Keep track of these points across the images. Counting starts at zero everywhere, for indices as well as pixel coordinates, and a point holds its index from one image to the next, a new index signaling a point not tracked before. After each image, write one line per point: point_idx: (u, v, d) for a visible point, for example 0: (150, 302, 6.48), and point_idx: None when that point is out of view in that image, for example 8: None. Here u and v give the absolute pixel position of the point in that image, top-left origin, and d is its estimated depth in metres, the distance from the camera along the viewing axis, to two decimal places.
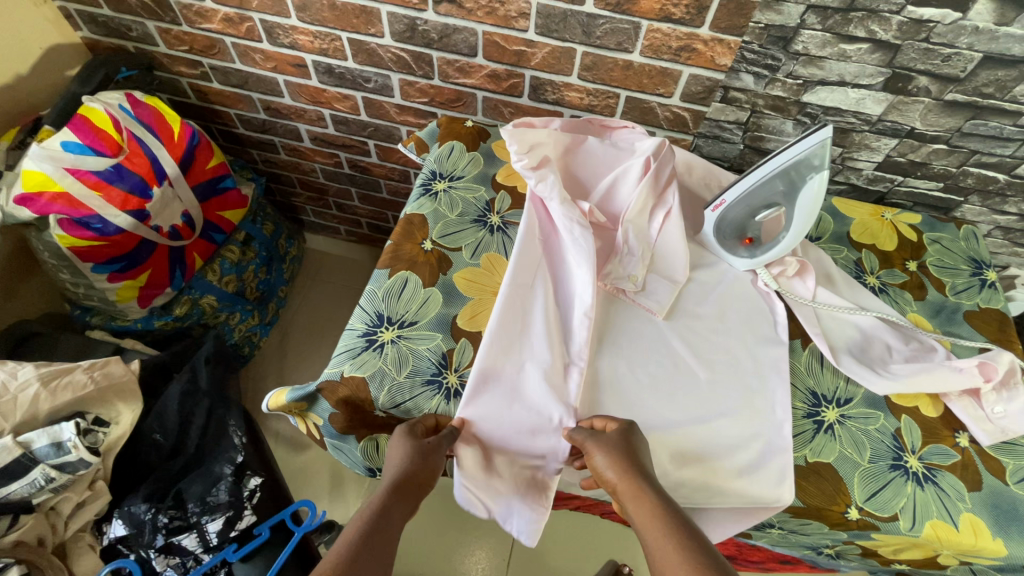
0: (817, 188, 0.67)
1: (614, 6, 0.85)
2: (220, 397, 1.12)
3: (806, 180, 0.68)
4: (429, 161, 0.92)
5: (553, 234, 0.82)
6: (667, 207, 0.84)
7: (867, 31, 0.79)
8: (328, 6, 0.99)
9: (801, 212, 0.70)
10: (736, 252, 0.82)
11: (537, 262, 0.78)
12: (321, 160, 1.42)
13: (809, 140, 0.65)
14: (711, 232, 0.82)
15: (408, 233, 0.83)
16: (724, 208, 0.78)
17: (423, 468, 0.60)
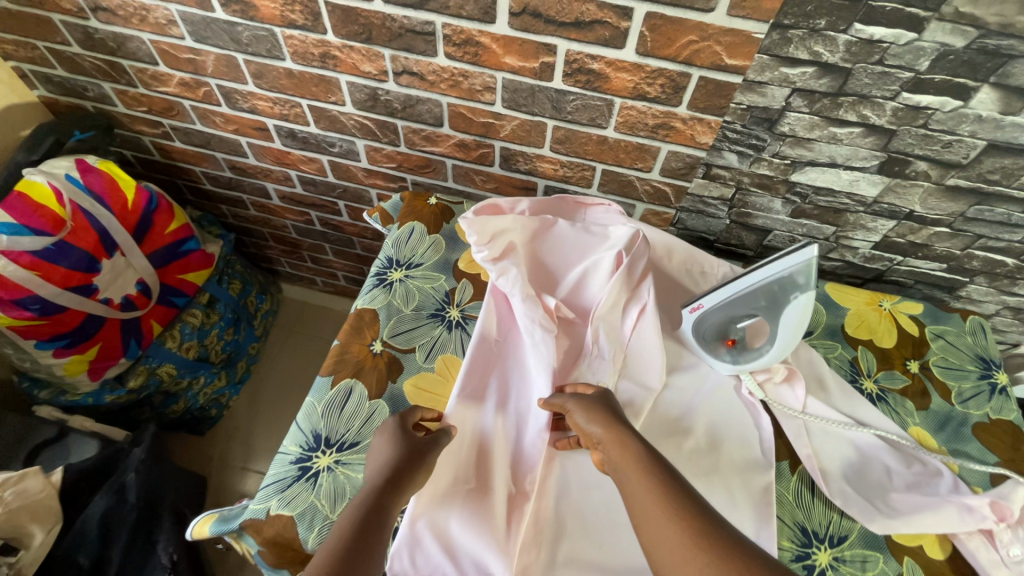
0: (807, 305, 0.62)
1: (585, 83, 0.79)
2: (150, 508, 1.06)
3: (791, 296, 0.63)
4: (387, 245, 0.86)
5: (513, 331, 0.77)
6: (642, 302, 0.77)
7: (858, 115, 0.72)
8: (286, 73, 0.93)
9: (786, 328, 0.63)
10: (717, 355, 0.74)
11: (492, 362, 0.74)
12: (291, 217, 1.36)
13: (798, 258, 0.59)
14: (688, 331, 0.75)
15: (357, 330, 0.76)
16: (703, 311, 0.71)
17: (409, 461, 0.59)
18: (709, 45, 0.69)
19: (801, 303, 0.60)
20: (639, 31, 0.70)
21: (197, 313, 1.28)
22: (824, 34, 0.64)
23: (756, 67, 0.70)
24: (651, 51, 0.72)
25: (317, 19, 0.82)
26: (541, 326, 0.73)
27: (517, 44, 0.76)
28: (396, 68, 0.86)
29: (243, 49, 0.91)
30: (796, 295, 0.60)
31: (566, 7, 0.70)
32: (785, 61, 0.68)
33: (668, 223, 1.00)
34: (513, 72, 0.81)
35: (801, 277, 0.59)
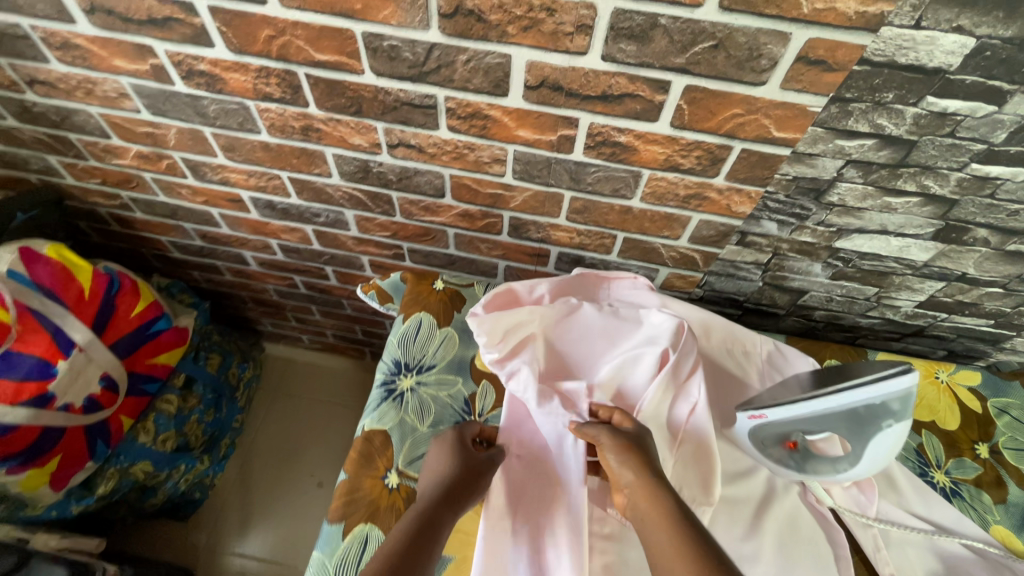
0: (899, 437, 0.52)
1: (609, 155, 0.70)
2: None
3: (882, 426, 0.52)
4: (392, 342, 0.76)
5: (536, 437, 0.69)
6: (691, 402, 0.69)
7: (918, 185, 0.65)
8: (262, 146, 0.82)
9: (876, 455, 0.54)
10: (779, 461, 0.66)
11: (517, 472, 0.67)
12: (272, 281, 1.24)
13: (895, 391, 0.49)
14: (747, 435, 0.67)
15: (368, 460, 0.67)
16: (766, 421, 0.62)
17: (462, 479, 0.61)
18: (755, 119, 0.61)
19: (897, 431, 0.51)
20: (676, 104, 0.61)
21: (173, 398, 1.15)
22: (891, 107, 0.56)
23: (807, 139, 0.62)
24: (688, 124, 0.63)
25: (297, 92, 0.70)
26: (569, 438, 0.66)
27: (533, 117, 0.67)
28: (390, 140, 0.75)
29: (210, 122, 0.79)
30: (889, 422, 0.51)
31: (591, 80, 0.60)
32: (842, 134, 0.60)
33: (694, 285, 0.92)
34: (526, 145, 0.71)
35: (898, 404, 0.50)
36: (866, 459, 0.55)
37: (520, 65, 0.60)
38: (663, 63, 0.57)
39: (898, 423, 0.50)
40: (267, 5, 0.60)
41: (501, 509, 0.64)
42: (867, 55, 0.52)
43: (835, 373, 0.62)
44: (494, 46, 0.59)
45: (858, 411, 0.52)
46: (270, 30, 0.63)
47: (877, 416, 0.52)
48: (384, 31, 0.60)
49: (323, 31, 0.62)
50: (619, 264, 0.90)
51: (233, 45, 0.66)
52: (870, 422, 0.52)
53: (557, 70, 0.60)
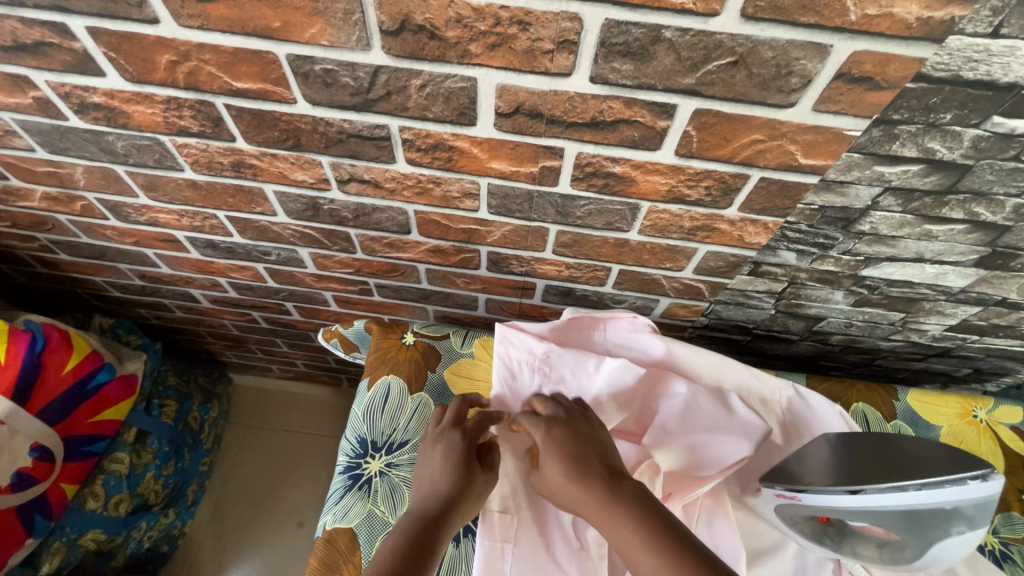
0: (971, 539, 0.45)
1: (601, 188, 0.58)
2: None
3: (949, 530, 0.45)
4: (356, 414, 0.64)
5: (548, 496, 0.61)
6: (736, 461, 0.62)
7: (966, 212, 0.55)
8: (189, 185, 0.69)
9: (941, 559, 0.47)
10: (818, 541, 0.56)
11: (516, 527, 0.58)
12: (229, 317, 1.11)
13: (965, 489, 0.43)
14: (772, 513, 0.58)
15: (330, 568, 0.55)
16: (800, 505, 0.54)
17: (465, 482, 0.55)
18: (780, 145, 0.50)
19: (969, 538, 0.45)
20: (683, 130, 0.50)
21: (124, 456, 1.02)
22: (947, 128, 0.46)
23: (840, 166, 0.51)
24: (697, 152, 0.52)
25: (219, 125, 0.57)
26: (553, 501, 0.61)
27: (508, 148, 0.55)
28: (339, 175, 0.63)
29: (122, 160, 0.65)
30: (960, 529, 0.45)
31: (578, 105, 0.49)
32: (884, 159, 0.50)
33: (698, 314, 0.82)
34: (502, 178, 0.59)
35: (972, 511, 0.43)
36: (922, 560, 0.49)
37: (489, 90, 0.48)
38: (667, 84, 0.45)
39: (971, 531, 0.44)
40: (161, 25, 0.47)
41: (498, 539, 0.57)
42: (926, 69, 0.41)
43: (882, 448, 0.52)
44: (455, 69, 0.47)
45: (922, 514, 0.45)
46: (172, 55, 0.50)
47: (944, 521, 0.45)
48: (314, 53, 0.47)
49: (238, 55, 0.49)
50: (614, 296, 0.80)
51: (129, 74, 0.52)
52: (937, 528, 0.45)
53: (534, 94, 0.48)
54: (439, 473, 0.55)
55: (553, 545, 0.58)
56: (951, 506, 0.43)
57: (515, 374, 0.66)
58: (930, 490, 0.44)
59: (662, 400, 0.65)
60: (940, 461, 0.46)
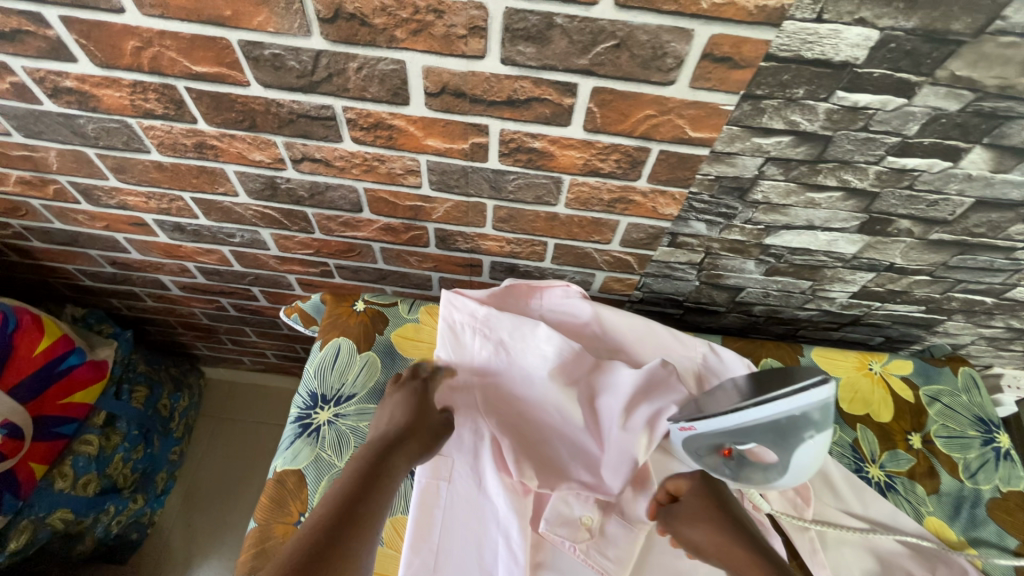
0: (823, 445, 0.51)
1: (526, 162, 0.66)
2: None
3: (803, 437, 0.52)
4: (308, 372, 0.70)
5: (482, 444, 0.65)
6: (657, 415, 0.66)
7: (838, 180, 0.63)
8: (155, 167, 0.75)
9: (800, 466, 0.54)
10: (716, 470, 0.62)
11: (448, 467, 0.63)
12: (198, 305, 1.16)
13: (808, 398, 0.50)
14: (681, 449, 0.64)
15: (279, 504, 0.60)
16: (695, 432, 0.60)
17: (422, 432, 0.63)
18: (669, 119, 0.58)
19: (820, 441, 0.51)
20: (587, 107, 0.58)
21: (93, 438, 1.06)
22: (803, 103, 0.54)
23: (724, 138, 0.60)
24: (602, 127, 0.60)
25: (181, 107, 0.64)
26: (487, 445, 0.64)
27: (440, 126, 0.62)
28: (293, 155, 0.70)
29: (92, 142, 0.71)
30: (811, 433, 0.51)
31: (494, 85, 0.56)
32: (758, 131, 0.58)
33: (632, 287, 0.90)
34: (438, 154, 0.66)
35: (819, 414, 0.50)
36: (787, 472, 0.55)
37: (416, 72, 0.56)
38: (566, 65, 0.53)
39: (819, 434, 0.51)
40: (127, 14, 0.54)
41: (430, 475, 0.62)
42: (772, 50, 0.50)
43: (779, 377, 0.58)
44: (385, 52, 0.54)
45: (782, 423, 0.52)
46: (136, 41, 0.56)
47: (798, 426, 0.52)
48: (262, 39, 0.54)
49: (195, 41, 0.56)
50: (554, 270, 0.87)
51: (98, 59, 0.59)
52: (793, 434, 0.52)
53: (456, 75, 0.56)
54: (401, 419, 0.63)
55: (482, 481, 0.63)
56: (798, 412, 0.50)
57: (459, 337, 0.70)
58: (777, 398, 0.51)
59: (594, 365, 0.70)
60: (802, 379, 0.53)
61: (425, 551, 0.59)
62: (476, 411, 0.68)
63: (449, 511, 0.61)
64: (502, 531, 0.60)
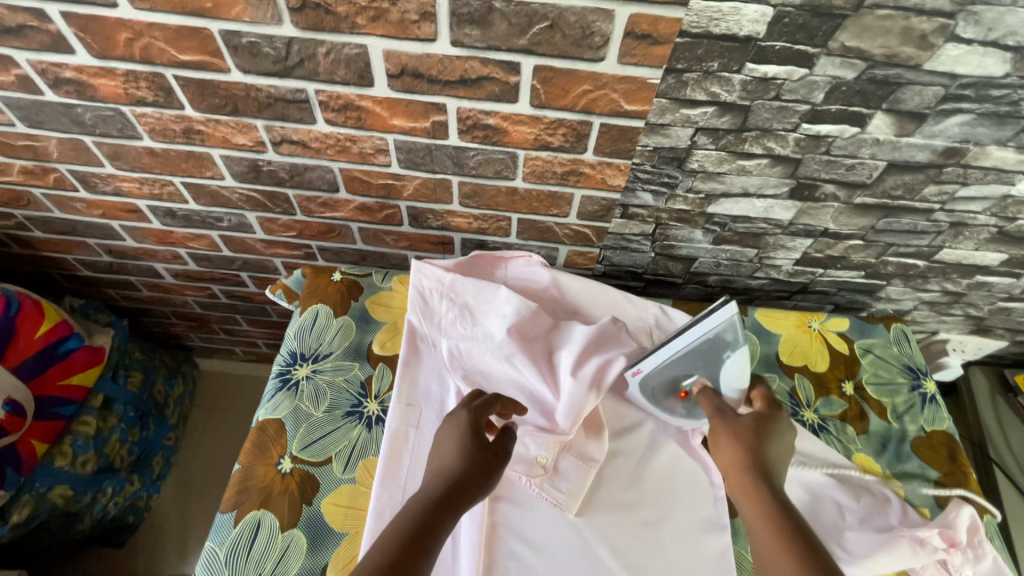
0: (742, 358, 0.66)
1: (483, 139, 0.73)
2: None
3: (726, 354, 0.66)
4: (289, 335, 0.76)
5: (445, 399, 0.72)
6: (608, 366, 0.72)
7: (763, 147, 0.70)
8: (147, 152, 0.81)
9: (728, 386, 0.68)
10: (670, 411, 0.71)
11: (414, 416, 0.69)
12: (191, 293, 1.22)
13: (722, 320, 0.63)
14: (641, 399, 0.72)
15: (261, 449, 0.66)
16: (643, 375, 0.69)
17: (476, 475, 0.56)
18: (605, 93, 0.65)
19: (738, 355, 0.66)
20: (531, 84, 0.65)
21: (91, 419, 1.11)
22: (719, 75, 0.61)
23: (656, 110, 0.67)
24: (546, 103, 0.67)
25: (169, 94, 0.71)
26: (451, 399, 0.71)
27: (403, 106, 0.69)
28: (273, 137, 0.77)
29: (89, 130, 0.78)
30: (728, 352, 0.66)
31: (447, 65, 0.63)
32: (685, 103, 0.65)
33: (594, 261, 0.96)
34: (404, 133, 0.73)
35: (730, 335, 0.64)
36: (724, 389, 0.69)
37: (378, 55, 0.63)
38: (508, 45, 0.60)
39: (738, 347, 0.65)
40: (120, 8, 0.61)
41: (398, 422, 0.68)
42: (685, 27, 0.57)
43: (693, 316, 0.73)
44: (349, 38, 0.62)
45: (708, 347, 0.66)
46: (129, 33, 0.63)
47: (718, 349, 0.66)
48: (240, 28, 0.62)
49: (181, 32, 0.63)
50: (520, 246, 0.94)
51: (95, 51, 0.66)
52: (718, 354, 0.66)
53: (413, 58, 0.63)
54: (452, 458, 0.57)
55: None
56: (719, 333, 0.64)
57: (428, 301, 0.77)
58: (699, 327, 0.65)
59: (552, 326, 0.77)
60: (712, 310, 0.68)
61: (393, 486, 0.64)
62: (442, 367, 0.74)
63: (415, 454, 0.66)
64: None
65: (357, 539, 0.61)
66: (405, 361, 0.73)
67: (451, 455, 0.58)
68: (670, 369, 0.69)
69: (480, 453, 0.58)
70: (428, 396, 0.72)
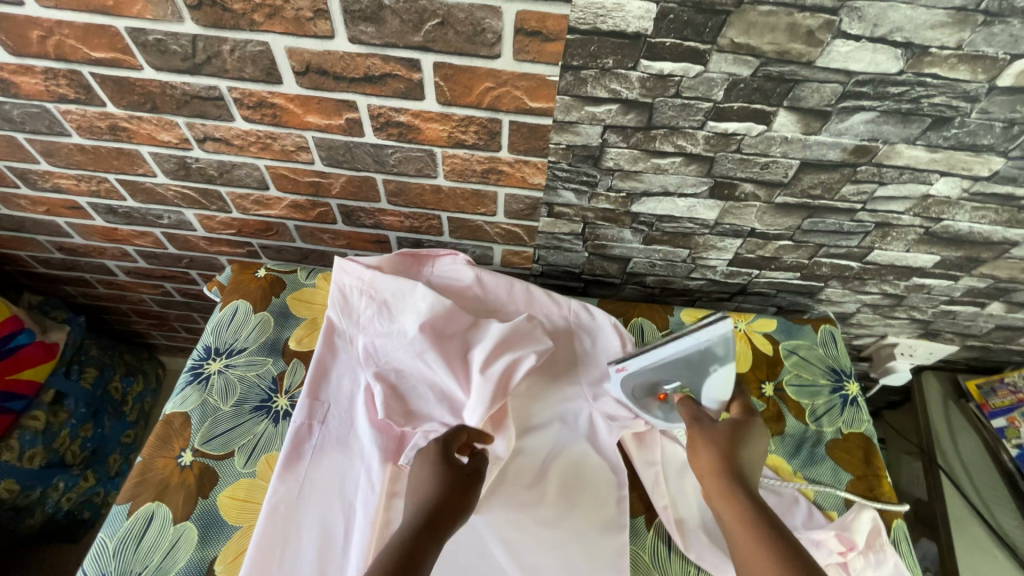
0: (725, 373, 0.63)
1: (398, 136, 0.73)
2: None
3: (711, 367, 0.64)
4: (206, 330, 0.77)
5: (355, 396, 0.72)
6: (517, 365, 0.72)
7: (675, 145, 0.70)
8: (78, 149, 0.83)
9: (708, 398, 0.66)
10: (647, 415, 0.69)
11: (321, 412, 0.70)
12: (146, 290, 1.23)
13: (713, 331, 0.61)
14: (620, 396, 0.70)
15: (163, 441, 0.67)
16: (628, 373, 0.67)
17: (455, 493, 0.57)
18: (507, 91, 0.65)
19: (723, 370, 0.63)
20: (434, 81, 0.65)
21: (41, 414, 1.13)
22: (616, 72, 0.62)
23: (561, 108, 0.67)
24: (453, 100, 0.67)
25: (89, 91, 0.72)
26: (360, 396, 0.71)
27: (315, 103, 0.70)
28: (196, 135, 0.78)
29: (19, 127, 0.80)
30: (717, 366, 0.63)
31: (350, 63, 0.64)
32: (588, 100, 0.65)
33: (530, 261, 0.96)
34: (321, 130, 0.74)
35: (721, 349, 0.62)
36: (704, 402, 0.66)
37: (281, 52, 0.64)
38: (404, 42, 0.61)
39: (722, 364, 0.63)
40: (26, 6, 0.62)
41: (303, 417, 0.69)
42: (573, 24, 0.57)
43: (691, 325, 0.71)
44: (249, 35, 0.62)
45: (694, 358, 0.64)
46: (40, 31, 0.65)
47: (706, 362, 0.63)
48: (144, 26, 0.63)
49: (89, 29, 0.64)
50: (455, 244, 0.94)
51: (11, 48, 0.67)
52: (703, 366, 0.64)
53: (315, 55, 0.64)
54: (429, 483, 0.58)
55: (352, 424, 0.70)
56: (705, 345, 0.62)
57: (347, 298, 0.77)
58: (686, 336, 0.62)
59: (469, 323, 0.76)
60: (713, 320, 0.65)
61: (291, 481, 0.64)
62: (355, 363, 0.74)
63: (318, 450, 0.67)
64: (364, 466, 0.66)
65: (248, 532, 0.62)
66: (319, 357, 0.73)
67: (426, 484, 0.58)
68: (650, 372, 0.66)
69: (455, 475, 0.59)
70: (338, 392, 0.72)
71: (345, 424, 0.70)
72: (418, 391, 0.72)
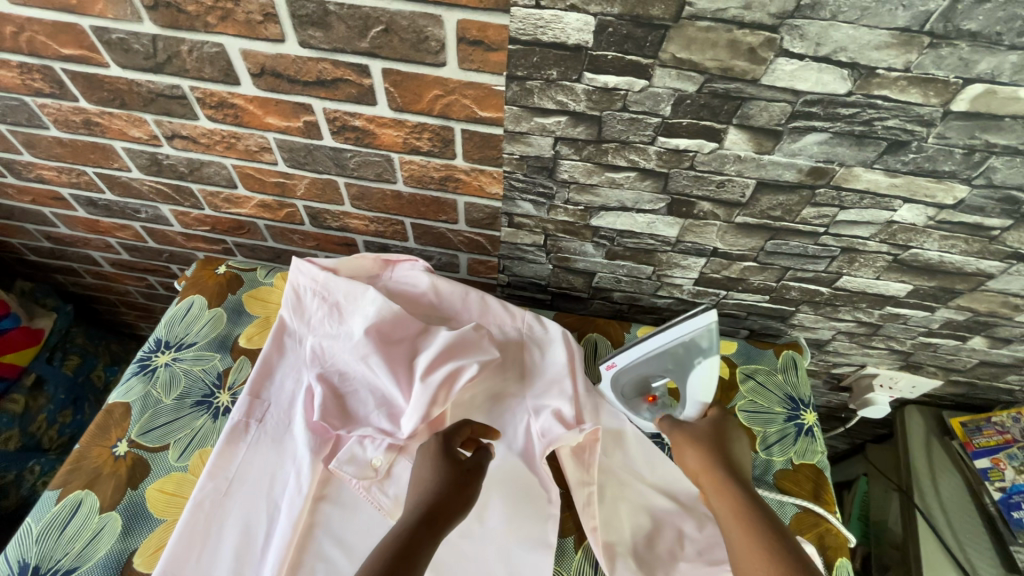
0: (708, 367, 0.68)
1: (355, 140, 0.74)
2: None
3: (693, 360, 0.69)
4: (161, 323, 0.79)
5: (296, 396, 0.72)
6: (461, 374, 0.71)
7: (627, 160, 0.69)
8: (57, 142, 0.85)
9: (691, 399, 0.70)
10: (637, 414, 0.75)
11: (259, 410, 0.70)
12: (131, 283, 1.26)
13: (695, 323, 0.67)
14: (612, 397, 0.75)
15: (102, 430, 0.68)
16: (617, 369, 0.73)
17: (456, 491, 0.55)
18: (456, 99, 0.65)
19: (707, 364, 0.68)
20: (385, 87, 0.66)
21: (19, 397, 1.15)
22: (561, 83, 0.61)
23: (511, 118, 0.66)
24: (404, 107, 0.68)
25: (62, 86, 0.75)
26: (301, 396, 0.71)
27: (273, 105, 0.71)
28: (164, 132, 0.79)
29: (1, 119, 0.83)
30: (700, 358, 0.68)
31: (302, 67, 0.65)
32: (536, 111, 0.65)
33: (495, 270, 0.96)
34: (281, 132, 0.75)
35: (705, 341, 0.67)
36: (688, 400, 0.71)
37: (236, 54, 0.65)
38: (352, 47, 0.62)
39: (706, 356, 0.68)
40: None
41: (243, 414, 0.69)
42: (513, 34, 0.57)
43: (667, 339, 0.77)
44: (205, 36, 0.64)
45: (679, 351, 0.69)
46: (12, 27, 0.67)
47: (691, 354, 0.69)
48: (107, 25, 0.65)
49: (57, 26, 0.66)
50: (421, 251, 0.94)
51: None
52: (688, 358, 0.69)
53: (268, 57, 0.65)
54: (429, 477, 0.57)
55: (289, 425, 0.69)
56: (688, 336, 0.68)
57: (301, 297, 0.77)
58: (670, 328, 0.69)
59: (417, 329, 0.76)
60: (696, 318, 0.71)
61: (221, 477, 0.64)
62: (301, 363, 0.74)
63: (252, 448, 0.67)
64: (295, 468, 0.66)
65: (171, 526, 0.62)
66: (264, 355, 0.73)
67: (428, 479, 0.57)
68: (638, 368, 0.72)
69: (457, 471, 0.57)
70: (280, 392, 0.72)
71: (283, 424, 0.69)
72: (359, 395, 0.72)
